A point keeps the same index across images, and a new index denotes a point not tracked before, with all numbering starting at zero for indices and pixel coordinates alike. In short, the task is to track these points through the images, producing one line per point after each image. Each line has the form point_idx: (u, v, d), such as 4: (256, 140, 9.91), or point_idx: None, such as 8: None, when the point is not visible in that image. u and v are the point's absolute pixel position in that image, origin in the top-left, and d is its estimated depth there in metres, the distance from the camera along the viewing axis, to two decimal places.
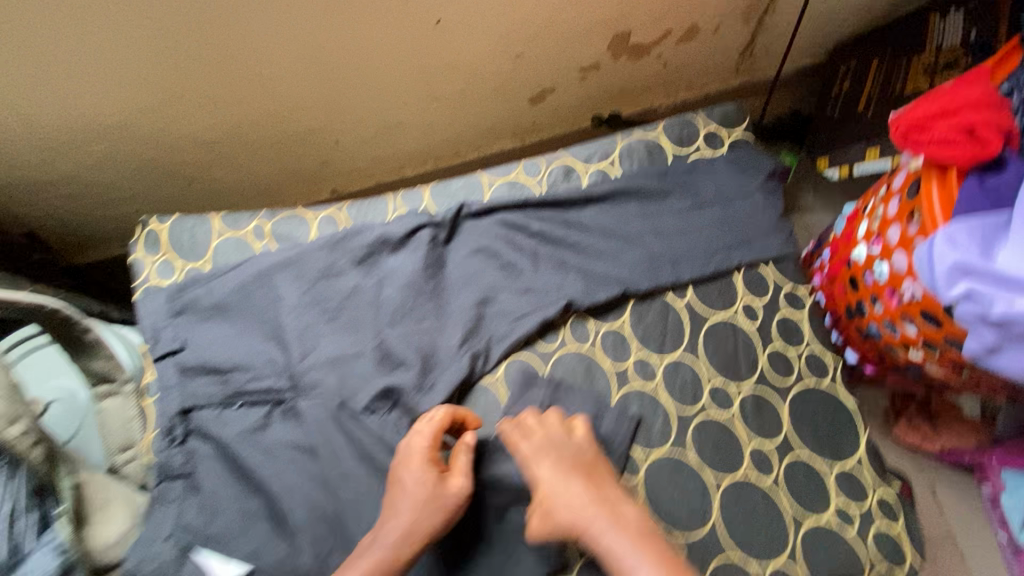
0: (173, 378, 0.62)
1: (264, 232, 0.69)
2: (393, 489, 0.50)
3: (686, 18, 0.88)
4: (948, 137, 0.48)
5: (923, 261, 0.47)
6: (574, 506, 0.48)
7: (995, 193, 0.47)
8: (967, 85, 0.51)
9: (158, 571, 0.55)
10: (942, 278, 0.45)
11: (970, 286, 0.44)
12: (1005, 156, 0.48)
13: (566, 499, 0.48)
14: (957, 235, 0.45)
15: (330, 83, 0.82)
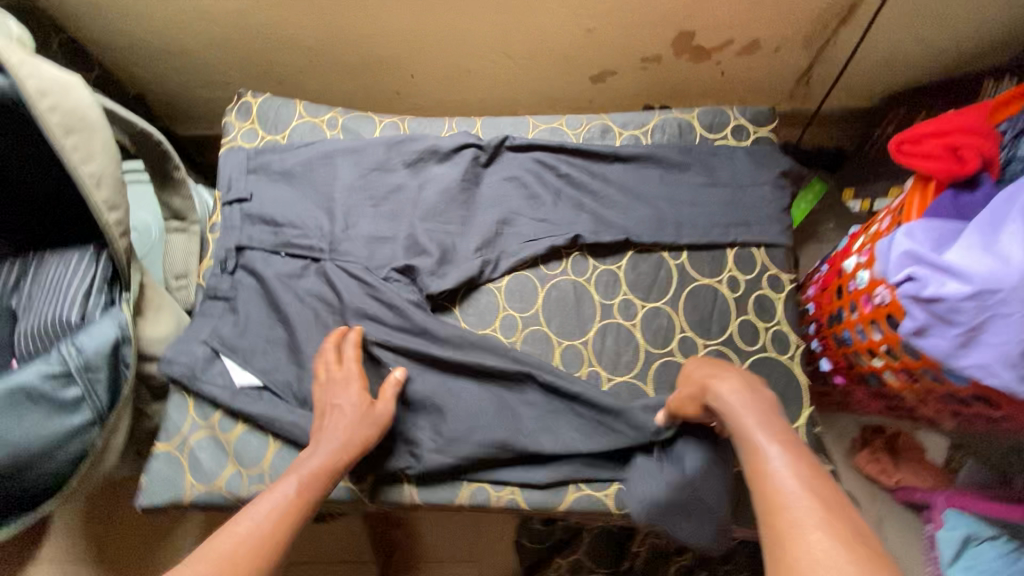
0: (237, 221, 0.74)
1: (336, 124, 0.80)
2: (330, 411, 0.60)
3: (749, 32, 0.96)
4: (932, 152, 0.57)
5: (887, 251, 0.58)
6: (710, 377, 0.53)
7: (962, 205, 0.56)
8: (966, 113, 0.58)
9: (190, 364, 0.67)
10: (896, 261, 0.55)
11: (914, 270, 0.54)
12: (981, 178, 0.56)
13: (700, 376, 0.54)
14: (917, 231, 0.55)
15: (419, 20, 0.92)
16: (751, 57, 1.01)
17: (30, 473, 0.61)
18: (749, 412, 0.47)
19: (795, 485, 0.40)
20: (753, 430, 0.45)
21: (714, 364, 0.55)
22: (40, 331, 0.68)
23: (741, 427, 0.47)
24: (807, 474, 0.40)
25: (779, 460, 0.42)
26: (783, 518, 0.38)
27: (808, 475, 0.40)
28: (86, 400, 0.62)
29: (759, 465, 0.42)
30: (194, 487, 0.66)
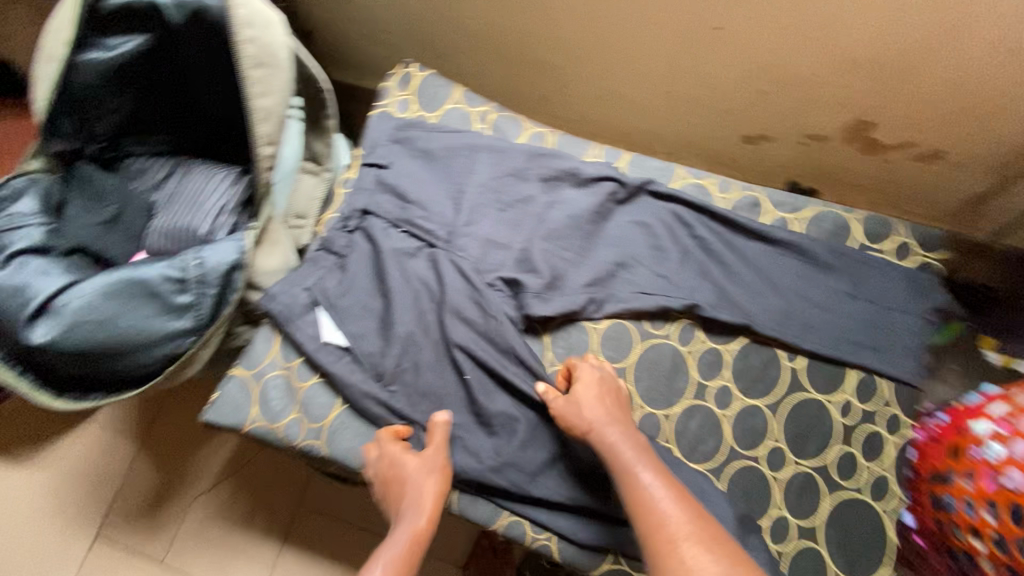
0: (369, 184, 0.76)
1: (486, 119, 0.80)
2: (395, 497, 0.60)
3: (936, 140, 0.87)
4: None
5: None
6: (591, 410, 0.60)
7: None
8: None
9: (289, 307, 0.69)
10: None
11: None
12: None
13: (577, 404, 0.61)
14: None
15: (594, 35, 0.91)
16: (928, 165, 0.92)
17: (124, 360, 0.64)
18: (630, 448, 0.57)
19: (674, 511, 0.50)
20: (633, 466, 0.55)
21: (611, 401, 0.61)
22: (169, 232, 0.72)
23: (621, 464, 0.56)
24: (675, 500, 0.51)
25: (660, 490, 0.52)
26: (662, 534, 0.49)
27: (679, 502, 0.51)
28: (192, 309, 0.66)
29: (640, 496, 0.52)
30: (257, 421, 0.68)
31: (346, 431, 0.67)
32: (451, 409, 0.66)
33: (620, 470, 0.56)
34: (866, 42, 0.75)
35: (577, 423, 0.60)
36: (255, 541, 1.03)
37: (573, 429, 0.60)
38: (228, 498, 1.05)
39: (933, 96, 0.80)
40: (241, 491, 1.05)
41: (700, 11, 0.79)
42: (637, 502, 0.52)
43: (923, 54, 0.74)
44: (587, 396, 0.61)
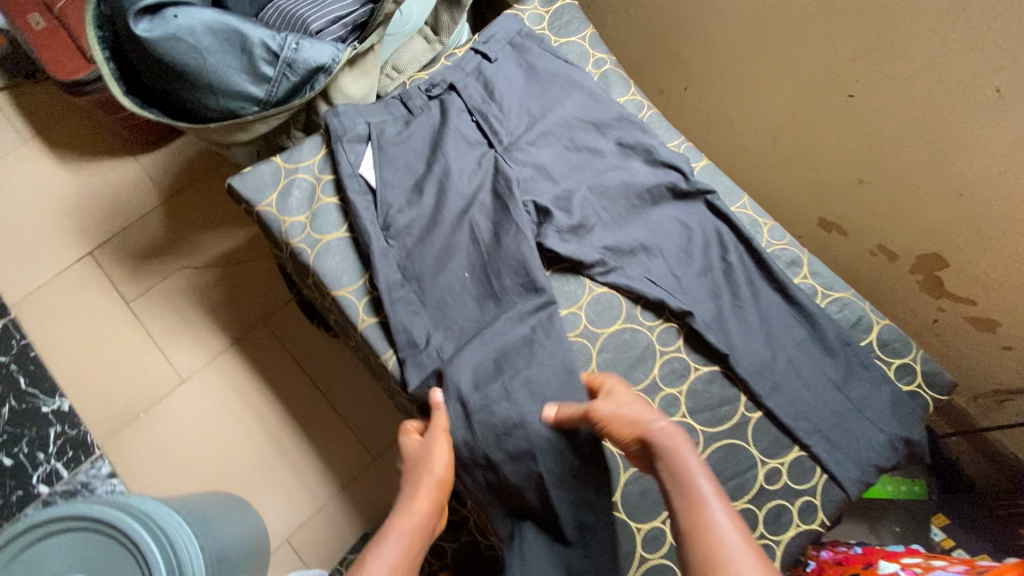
0: (469, 67, 0.78)
1: (600, 66, 0.81)
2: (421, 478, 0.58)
3: (997, 309, 0.85)
4: None
5: None
6: (638, 415, 0.54)
7: None
8: None
9: (345, 127, 0.72)
10: None
11: None
12: None
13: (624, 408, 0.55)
14: None
15: (737, 51, 0.92)
16: (979, 332, 0.90)
17: (194, 93, 0.69)
18: (688, 461, 0.49)
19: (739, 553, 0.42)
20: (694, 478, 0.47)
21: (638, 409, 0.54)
22: (286, 15, 0.76)
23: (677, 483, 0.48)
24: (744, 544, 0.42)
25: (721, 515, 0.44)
26: None
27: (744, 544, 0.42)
28: (269, 83, 0.70)
29: (697, 522, 0.44)
30: (269, 207, 0.72)
31: (336, 256, 0.70)
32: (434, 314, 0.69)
33: (676, 491, 0.47)
34: (980, 178, 0.74)
35: (621, 424, 0.54)
36: (211, 331, 1.08)
37: (621, 433, 0.53)
38: (209, 284, 1.11)
39: (1018, 262, 0.78)
40: (223, 284, 1.11)
41: (842, 70, 0.80)
42: (694, 538, 0.44)
43: None
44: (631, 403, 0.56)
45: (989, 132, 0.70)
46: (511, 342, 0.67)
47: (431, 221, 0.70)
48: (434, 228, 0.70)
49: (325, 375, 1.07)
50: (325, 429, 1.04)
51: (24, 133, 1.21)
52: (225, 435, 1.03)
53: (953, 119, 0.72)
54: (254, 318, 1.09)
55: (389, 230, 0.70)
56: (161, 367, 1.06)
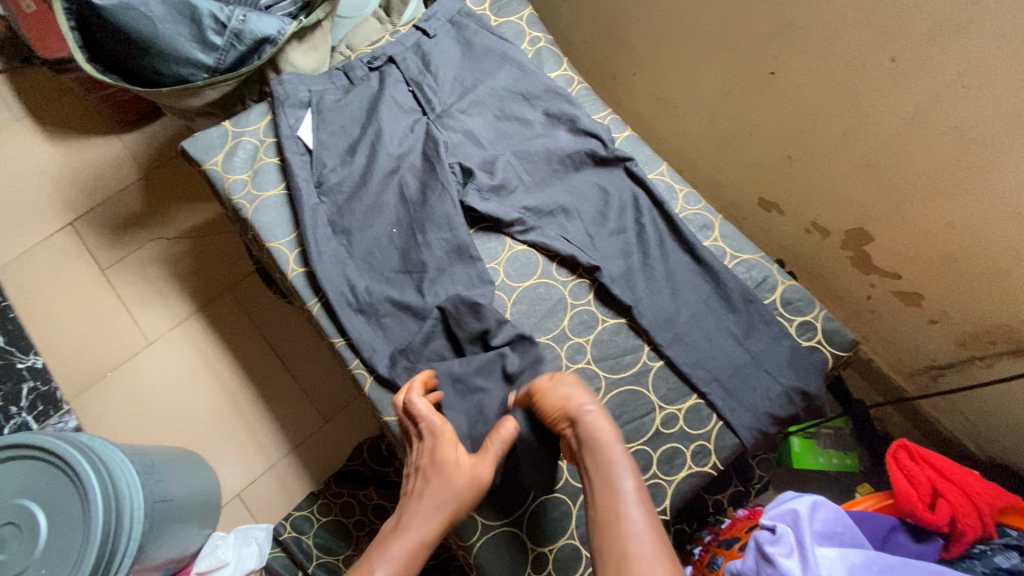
0: (409, 42, 0.83)
1: (535, 44, 0.87)
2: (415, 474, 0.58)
3: (920, 282, 0.87)
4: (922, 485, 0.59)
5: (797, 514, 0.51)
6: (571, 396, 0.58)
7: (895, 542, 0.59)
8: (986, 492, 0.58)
9: (287, 94, 0.78)
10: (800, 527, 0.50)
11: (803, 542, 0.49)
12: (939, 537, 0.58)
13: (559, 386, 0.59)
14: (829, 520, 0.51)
15: (674, 35, 0.96)
16: (906, 306, 0.92)
17: (148, 59, 0.76)
18: (607, 444, 0.54)
19: (647, 545, 0.46)
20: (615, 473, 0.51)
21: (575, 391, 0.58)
22: None
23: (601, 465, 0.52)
24: (653, 534, 0.47)
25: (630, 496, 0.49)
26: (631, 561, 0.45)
27: (651, 532, 0.47)
28: (217, 51, 0.76)
29: (614, 503, 0.49)
30: (215, 166, 0.78)
31: (273, 211, 0.76)
32: (368, 273, 0.73)
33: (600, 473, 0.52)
34: (889, 147, 0.77)
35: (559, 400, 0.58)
36: (179, 297, 1.14)
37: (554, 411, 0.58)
38: (180, 254, 1.17)
39: (930, 233, 0.81)
40: (193, 254, 1.17)
41: (764, 48, 0.84)
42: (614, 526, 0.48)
43: (934, 184, 0.76)
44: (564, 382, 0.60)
45: (889, 105, 0.74)
46: (441, 290, 0.71)
47: (362, 181, 0.75)
48: (365, 186, 0.75)
49: (284, 341, 1.12)
50: (281, 391, 1.08)
51: (20, 113, 1.30)
52: (186, 395, 1.08)
53: (860, 92, 0.76)
54: (221, 286, 1.15)
55: (322, 187, 0.75)
56: (131, 330, 1.12)
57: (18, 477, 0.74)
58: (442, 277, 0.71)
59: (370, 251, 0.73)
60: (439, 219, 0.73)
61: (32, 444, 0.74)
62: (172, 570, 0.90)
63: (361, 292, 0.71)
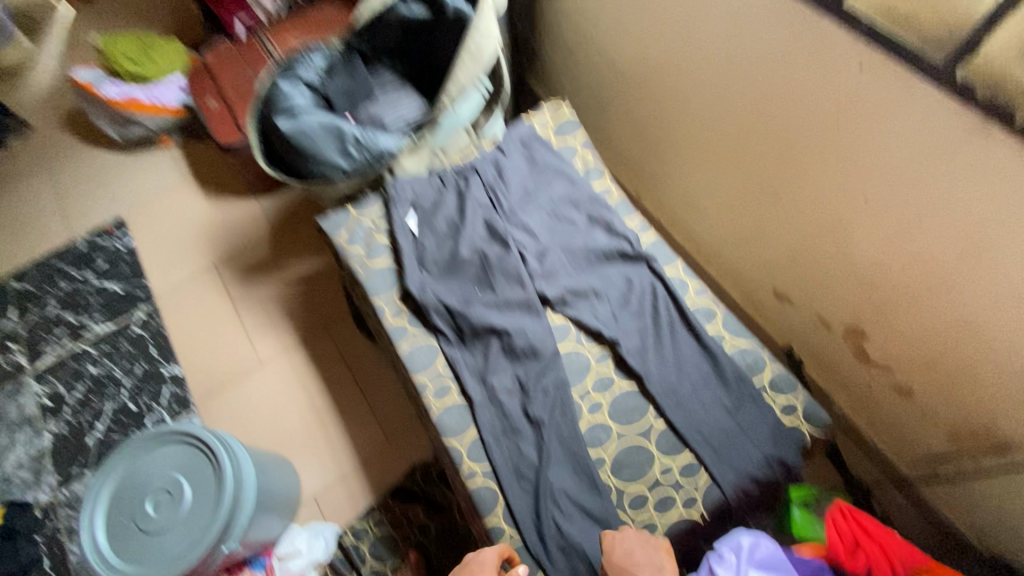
0: (487, 156, 1.10)
1: (585, 162, 1.12)
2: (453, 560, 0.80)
3: (907, 379, 0.99)
4: (847, 539, 0.74)
5: None
6: (638, 549, 0.72)
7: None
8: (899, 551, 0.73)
9: (396, 193, 1.06)
10: None
11: None
12: None
13: (630, 536, 0.74)
14: None
15: (697, 155, 1.17)
16: (900, 398, 1.03)
17: (303, 162, 1.06)
18: None
19: None
20: None
21: (643, 542, 0.72)
22: (371, 117, 1.14)
23: None
24: None
25: None
26: None
27: None
28: (352, 159, 1.05)
29: None
30: (341, 240, 1.05)
31: (379, 276, 1.02)
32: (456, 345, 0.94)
33: None
34: (872, 264, 0.93)
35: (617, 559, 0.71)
36: (287, 329, 1.44)
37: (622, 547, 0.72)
38: (293, 295, 1.48)
39: (910, 339, 0.94)
40: (304, 297, 1.48)
41: (766, 178, 1.03)
42: None
43: (909, 299, 0.90)
44: (640, 540, 0.73)
45: (870, 234, 0.90)
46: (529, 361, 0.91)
47: (448, 262, 1.00)
48: (461, 286, 0.98)
49: (364, 374, 1.37)
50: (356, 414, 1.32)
51: (191, 177, 1.70)
52: (282, 409, 1.34)
53: (844, 218, 0.93)
54: (320, 323, 1.44)
55: (433, 286, 0.98)
56: (248, 352, 1.42)
57: (167, 459, 1.00)
58: (549, 400, 0.89)
59: (448, 314, 0.95)
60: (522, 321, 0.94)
61: (180, 430, 1.00)
62: (259, 551, 1.13)
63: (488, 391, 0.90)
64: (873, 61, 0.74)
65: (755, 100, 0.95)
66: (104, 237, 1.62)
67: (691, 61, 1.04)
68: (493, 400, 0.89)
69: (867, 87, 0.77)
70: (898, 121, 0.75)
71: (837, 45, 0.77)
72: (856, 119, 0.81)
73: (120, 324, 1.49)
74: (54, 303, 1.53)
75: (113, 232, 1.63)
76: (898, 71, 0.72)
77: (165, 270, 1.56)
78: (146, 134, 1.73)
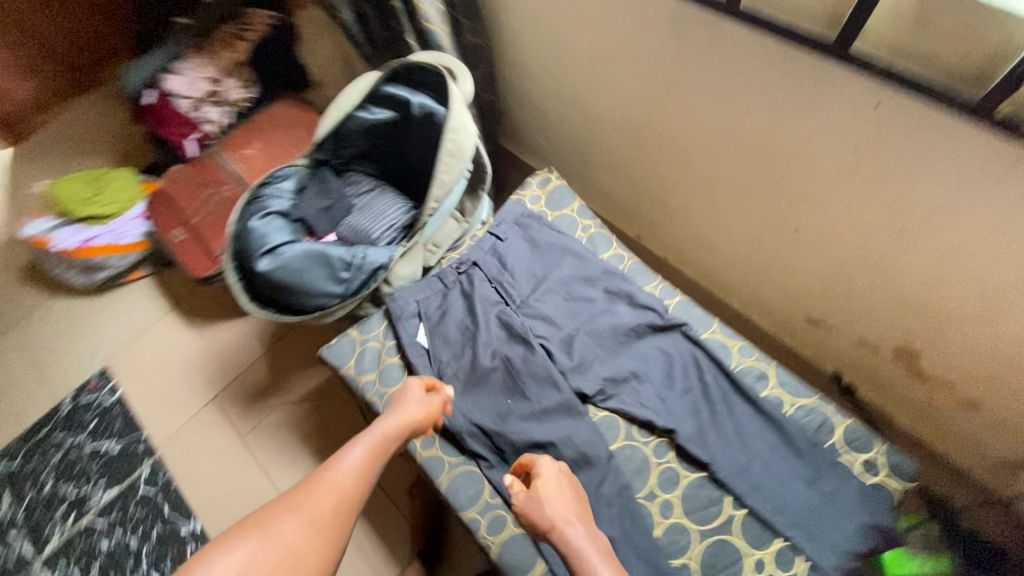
0: (485, 246, 1.03)
1: (587, 231, 1.05)
2: (402, 398, 0.83)
3: (974, 391, 0.94)
4: None
5: None
6: (563, 496, 0.74)
7: None
8: None
9: (398, 309, 0.98)
10: None
11: None
12: None
13: (553, 482, 0.76)
14: None
15: (699, 195, 1.11)
16: (967, 412, 0.98)
17: (294, 299, 0.97)
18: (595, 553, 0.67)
19: None
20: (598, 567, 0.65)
21: (569, 491, 0.75)
22: (355, 229, 1.07)
23: None
24: None
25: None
26: None
27: None
28: (346, 282, 0.98)
29: None
30: (349, 370, 0.97)
31: None
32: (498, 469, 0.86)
33: None
34: (916, 286, 0.88)
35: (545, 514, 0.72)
36: (304, 454, 1.34)
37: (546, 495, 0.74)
38: (302, 415, 1.39)
39: (973, 355, 0.89)
40: (315, 415, 1.38)
41: (782, 212, 0.98)
42: None
43: (966, 318, 0.85)
44: (557, 486, 0.75)
45: (910, 258, 0.85)
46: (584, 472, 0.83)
47: (469, 374, 0.92)
48: (490, 399, 0.90)
49: None
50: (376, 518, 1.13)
51: (170, 308, 1.60)
52: None
53: (876, 245, 0.88)
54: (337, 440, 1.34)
55: (461, 406, 0.90)
56: (268, 488, 1.32)
57: None
58: (617, 513, 0.80)
59: (485, 434, 0.87)
60: (565, 426, 0.86)
61: None
62: None
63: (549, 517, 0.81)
64: (893, 97, 0.69)
65: (758, 140, 0.90)
66: (89, 392, 1.51)
67: (678, 108, 0.98)
68: None
69: (889, 121, 0.72)
70: (931, 152, 0.71)
71: (845, 85, 0.73)
72: (880, 151, 0.76)
73: (125, 485, 1.37)
74: (49, 477, 1.41)
75: (98, 384, 1.52)
76: (924, 105, 0.67)
77: (161, 416, 1.45)
78: (116, 275, 1.62)
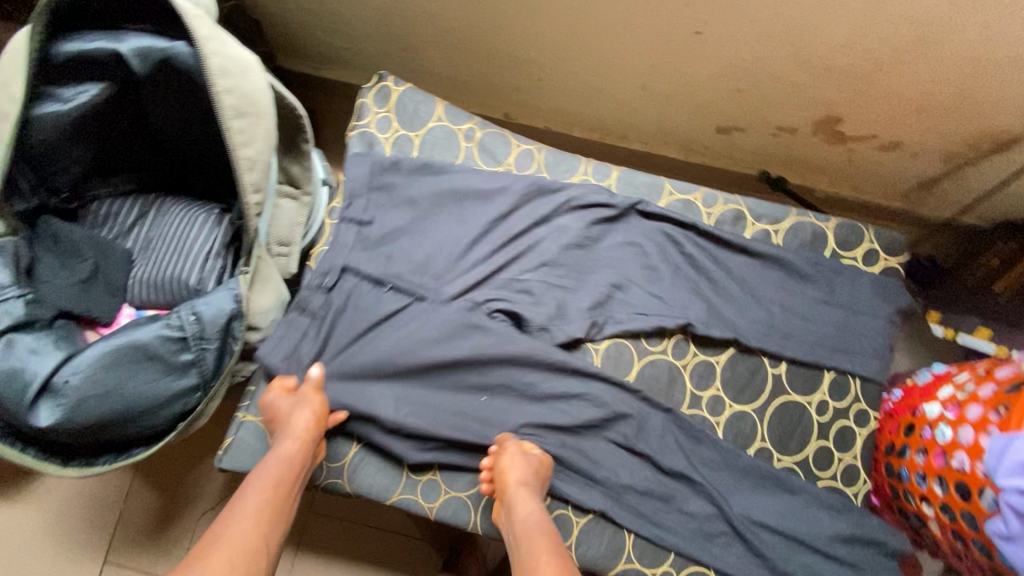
0: (348, 242, 0.73)
1: (473, 137, 0.79)
2: (282, 414, 0.63)
3: (896, 133, 0.92)
4: None
5: (994, 449, 0.55)
6: (525, 478, 0.60)
7: None
8: None
9: (290, 360, 0.69)
10: (1005, 468, 0.53)
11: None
12: None
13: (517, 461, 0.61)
14: None
15: (569, 37, 0.87)
16: (889, 155, 0.97)
17: (130, 429, 0.60)
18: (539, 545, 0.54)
19: None
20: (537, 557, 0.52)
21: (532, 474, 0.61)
22: (156, 282, 0.70)
23: None
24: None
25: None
26: None
27: None
28: (195, 364, 0.62)
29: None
30: None
31: (366, 469, 0.68)
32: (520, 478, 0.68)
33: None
34: (837, 48, 0.78)
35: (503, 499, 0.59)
36: None
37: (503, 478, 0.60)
38: None
39: (898, 96, 0.84)
40: None
41: (679, 18, 0.79)
42: None
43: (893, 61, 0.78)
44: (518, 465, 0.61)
45: (834, 14, 0.73)
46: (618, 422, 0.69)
47: (423, 399, 0.68)
48: (473, 404, 0.69)
49: None
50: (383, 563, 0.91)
51: None
52: None
53: (794, 16, 0.74)
54: None
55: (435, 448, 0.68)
56: None
57: None
58: (676, 442, 0.69)
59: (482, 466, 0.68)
60: (580, 382, 0.69)
61: None
62: None
63: (612, 494, 0.67)
64: None
65: None
66: None
67: None
68: (624, 497, 0.67)
69: None
70: None
71: None
72: None
73: None
74: None
75: None
76: None
77: None
78: None
